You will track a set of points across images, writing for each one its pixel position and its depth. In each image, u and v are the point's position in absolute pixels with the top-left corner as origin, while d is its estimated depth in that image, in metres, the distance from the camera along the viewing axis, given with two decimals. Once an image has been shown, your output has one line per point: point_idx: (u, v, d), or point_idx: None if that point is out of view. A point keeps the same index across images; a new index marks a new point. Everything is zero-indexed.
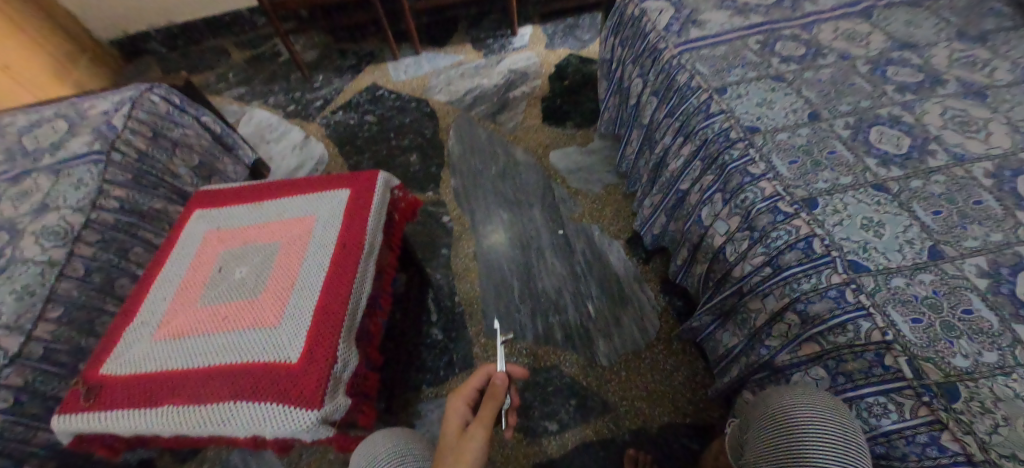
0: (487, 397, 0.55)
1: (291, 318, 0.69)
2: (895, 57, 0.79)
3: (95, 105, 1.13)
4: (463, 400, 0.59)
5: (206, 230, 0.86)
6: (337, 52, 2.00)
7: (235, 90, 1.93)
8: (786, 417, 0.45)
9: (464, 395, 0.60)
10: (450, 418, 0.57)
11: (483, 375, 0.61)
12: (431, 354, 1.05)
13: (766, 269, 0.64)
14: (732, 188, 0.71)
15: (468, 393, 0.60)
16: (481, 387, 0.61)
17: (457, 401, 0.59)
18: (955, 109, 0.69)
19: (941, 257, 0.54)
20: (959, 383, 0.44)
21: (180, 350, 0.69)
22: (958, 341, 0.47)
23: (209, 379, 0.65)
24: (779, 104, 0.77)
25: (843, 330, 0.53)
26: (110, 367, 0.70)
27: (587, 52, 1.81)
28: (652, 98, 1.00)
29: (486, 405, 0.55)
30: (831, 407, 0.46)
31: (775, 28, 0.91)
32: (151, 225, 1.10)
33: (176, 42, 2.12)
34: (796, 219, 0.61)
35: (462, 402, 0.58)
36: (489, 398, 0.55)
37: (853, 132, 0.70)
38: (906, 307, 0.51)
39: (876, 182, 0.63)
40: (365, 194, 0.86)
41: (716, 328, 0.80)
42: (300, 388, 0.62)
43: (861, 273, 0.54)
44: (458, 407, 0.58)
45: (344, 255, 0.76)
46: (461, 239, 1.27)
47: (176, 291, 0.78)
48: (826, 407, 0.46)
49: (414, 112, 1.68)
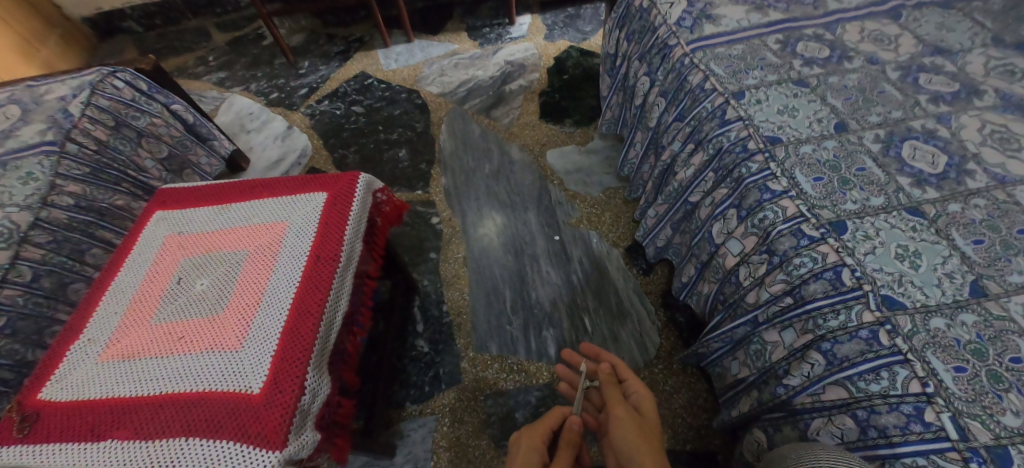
0: (563, 441, 0.50)
1: (256, 340, 0.61)
2: (926, 64, 0.73)
3: (52, 89, 1.03)
4: (537, 436, 0.53)
5: (165, 234, 0.77)
6: (324, 37, 1.89)
7: (215, 75, 1.81)
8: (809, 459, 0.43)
9: (539, 432, 0.54)
10: (520, 452, 0.50)
11: (558, 415, 0.56)
12: (415, 368, 0.98)
13: (785, 299, 0.59)
14: (749, 205, 0.66)
15: (544, 431, 0.54)
16: (555, 429, 0.56)
17: (531, 437, 0.53)
18: (994, 123, 0.63)
19: (984, 295, 0.47)
20: (1011, 446, 0.38)
21: (121, 375, 0.60)
22: (1008, 395, 0.41)
23: (157, 411, 0.55)
24: (801, 112, 0.70)
25: (875, 376, 0.47)
26: (52, 391, 0.59)
27: (588, 45, 1.72)
28: (660, 99, 0.93)
29: (563, 450, 0.49)
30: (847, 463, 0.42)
31: (795, 27, 0.84)
32: (111, 223, 1.01)
33: (154, 21, 1.99)
34: (823, 244, 0.55)
35: (536, 438, 0.52)
36: (566, 442, 0.50)
37: (884, 146, 0.63)
38: (947, 353, 0.44)
39: (910, 205, 0.56)
40: (343, 198, 0.78)
41: (724, 354, 0.74)
42: (260, 424, 0.53)
43: (896, 311, 0.48)
44: (533, 443, 0.51)
45: (317, 268, 0.69)
46: (451, 242, 1.20)
47: (128, 304, 0.68)
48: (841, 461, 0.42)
49: (405, 104, 1.59)
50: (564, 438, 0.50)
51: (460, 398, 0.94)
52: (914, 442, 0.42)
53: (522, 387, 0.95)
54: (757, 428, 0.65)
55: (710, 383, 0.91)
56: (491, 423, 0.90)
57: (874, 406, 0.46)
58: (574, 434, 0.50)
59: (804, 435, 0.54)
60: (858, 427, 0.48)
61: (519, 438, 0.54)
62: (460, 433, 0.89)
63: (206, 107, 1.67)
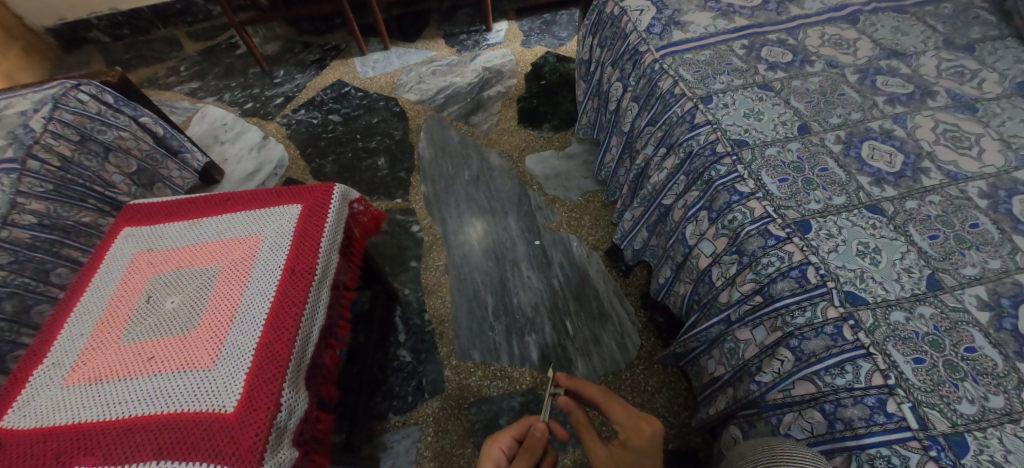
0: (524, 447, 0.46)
1: (231, 357, 0.59)
2: (883, 67, 0.76)
3: (11, 104, 0.98)
4: (498, 445, 0.50)
5: (133, 251, 0.74)
6: (300, 45, 1.87)
7: (187, 85, 1.77)
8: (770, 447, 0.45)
9: (501, 441, 0.50)
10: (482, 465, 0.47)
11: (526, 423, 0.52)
12: (398, 378, 0.97)
13: (755, 297, 0.61)
14: (719, 207, 0.67)
15: (505, 438, 0.51)
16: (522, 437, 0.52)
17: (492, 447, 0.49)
18: (947, 123, 0.66)
19: (940, 288, 0.49)
20: (967, 433, 0.40)
21: (87, 399, 0.57)
22: (963, 383, 0.42)
23: (127, 434, 0.53)
24: (766, 116, 0.72)
25: (840, 370, 0.48)
26: (12, 418, 0.57)
27: (564, 50, 1.74)
28: (633, 104, 0.95)
29: (524, 457, 0.46)
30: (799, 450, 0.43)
31: (759, 32, 0.87)
32: (78, 241, 0.98)
33: (122, 31, 1.93)
34: (788, 243, 0.57)
35: (497, 449, 0.49)
36: (527, 449, 0.46)
37: (845, 147, 0.66)
38: (907, 345, 0.46)
39: (871, 203, 0.58)
40: (318, 210, 0.77)
41: (701, 353, 0.76)
42: (234, 444, 0.52)
43: (859, 306, 0.49)
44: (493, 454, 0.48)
45: (291, 282, 0.67)
46: (432, 250, 1.20)
47: (96, 324, 0.66)
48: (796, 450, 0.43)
49: (383, 112, 1.58)
50: (527, 446, 0.46)
51: (444, 407, 0.93)
52: (877, 433, 0.43)
53: (505, 393, 0.95)
54: (733, 425, 0.66)
55: (690, 381, 0.93)
56: (475, 431, 0.90)
57: (840, 399, 0.48)
58: (538, 442, 0.46)
59: (776, 431, 0.56)
60: (825, 421, 0.49)
61: (482, 448, 0.50)
62: (444, 442, 0.89)
63: (178, 118, 1.63)
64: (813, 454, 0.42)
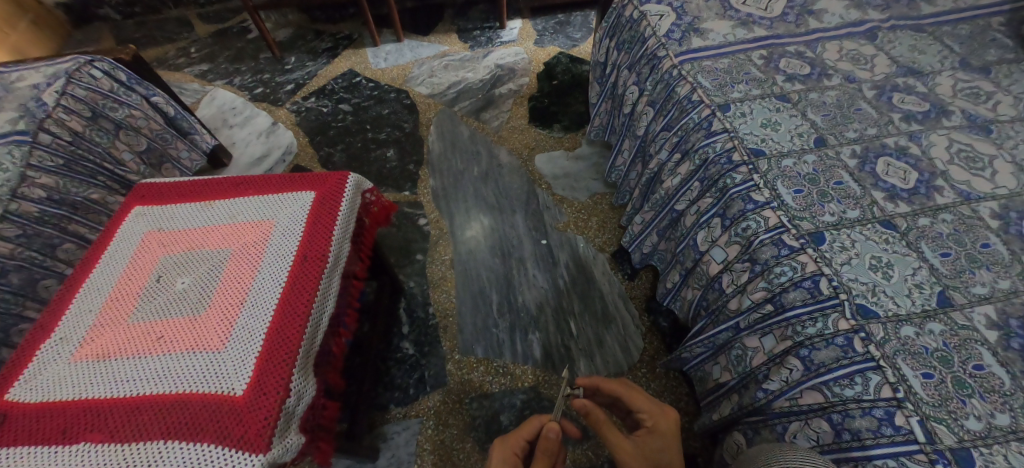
0: (539, 448, 0.47)
1: (241, 339, 0.59)
2: (900, 84, 0.77)
3: (24, 77, 0.97)
4: (512, 448, 0.51)
5: (144, 231, 0.74)
6: (312, 33, 1.86)
7: (197, 67, 1.76)
8: (776, 453, 0.46)
9: (513, 444, 0.51)
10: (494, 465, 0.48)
11: (535, 424, 0.53)
12: (400, 370, 0.98)
13: (766, 306, 0.62)
14: (732, 215, 0.68)
15: (517, 443, 0.51)
16: (532, 439, 0.53)
17: (502, 449, 0.50)
18: (961, 142, 0.66)
19: (950, 305, 0.50)
20: (973, 449, 0.40)
21: (96, 376, 0.57)
22: (970, 400, 0.43)
23: (135, 412, 0.53)
24: (783, 126, 0.73)
25: (849, 381, 0.49)
26: (18, 392, 0.56)
27: (577, 51, 1.74)
28: (649, 109, 0.95)
29: (539, 460, 0.46)
30: (801, 453, 0.44)
31: (777, 43, 0.87)
32: (85, 218, 0.98)
33: (133, 9, 1.91)
34: (802, 254, 0.57)
35: (509, 450, 0.50)
36: (541, 450, 0.47)
37: (860, 162, 0.66)
38: (916, 359, 0.46)
39: (884, 218, 0.59)
40: (331, 197, 0.77)
41: (706, 360, 0.76)
42: (242, 426, 0.52)
43: (870, 320, 0.50)
44: (504, 457, 0.49)
45: (303, 268, 0.68)
46: (438, 244, 1.20)
47: (105, 302, 0.65)
48: (800, 454, 0.44)
49: (393, 103, 1.58)
50: (540, 446, 0.47)
51: (446, 400, 0.93)
52: (884, 445, 0.44)
53: (507, 390, 0.95)
54: (736, 431, 0.67)
55: (692, 386, 0.93)
56: (476, 426, 0.90)
57: (848, 410, 0.48)
58: (551, 443, 0.47)
59: (780, 438, 0.56)
60: (832, 430, 0.49)
61: (493, 447, 0.52)
62: (445, 436, 0.89)
63: (187, 99, 1.62)
64: (817, 458, 0.43)
